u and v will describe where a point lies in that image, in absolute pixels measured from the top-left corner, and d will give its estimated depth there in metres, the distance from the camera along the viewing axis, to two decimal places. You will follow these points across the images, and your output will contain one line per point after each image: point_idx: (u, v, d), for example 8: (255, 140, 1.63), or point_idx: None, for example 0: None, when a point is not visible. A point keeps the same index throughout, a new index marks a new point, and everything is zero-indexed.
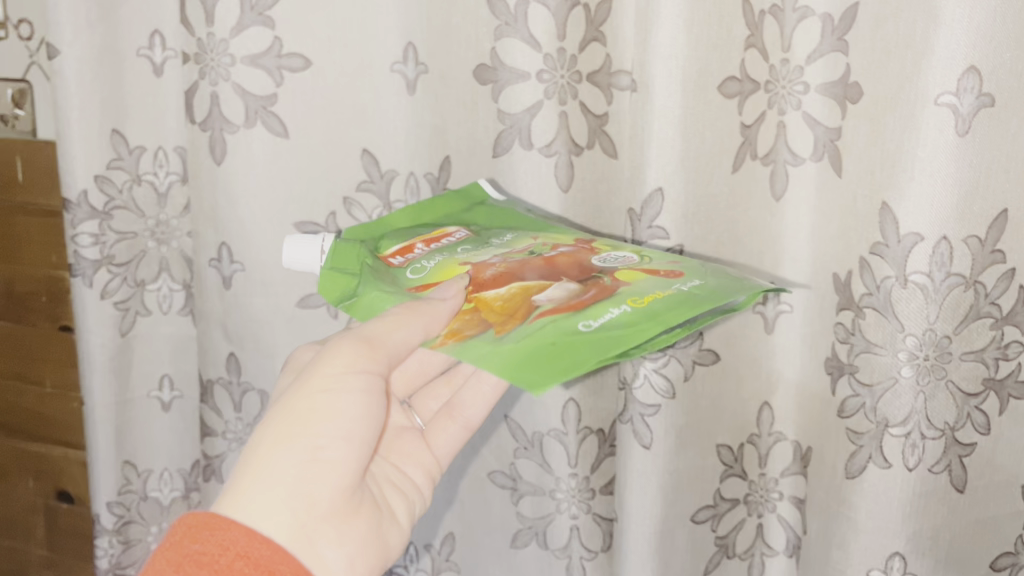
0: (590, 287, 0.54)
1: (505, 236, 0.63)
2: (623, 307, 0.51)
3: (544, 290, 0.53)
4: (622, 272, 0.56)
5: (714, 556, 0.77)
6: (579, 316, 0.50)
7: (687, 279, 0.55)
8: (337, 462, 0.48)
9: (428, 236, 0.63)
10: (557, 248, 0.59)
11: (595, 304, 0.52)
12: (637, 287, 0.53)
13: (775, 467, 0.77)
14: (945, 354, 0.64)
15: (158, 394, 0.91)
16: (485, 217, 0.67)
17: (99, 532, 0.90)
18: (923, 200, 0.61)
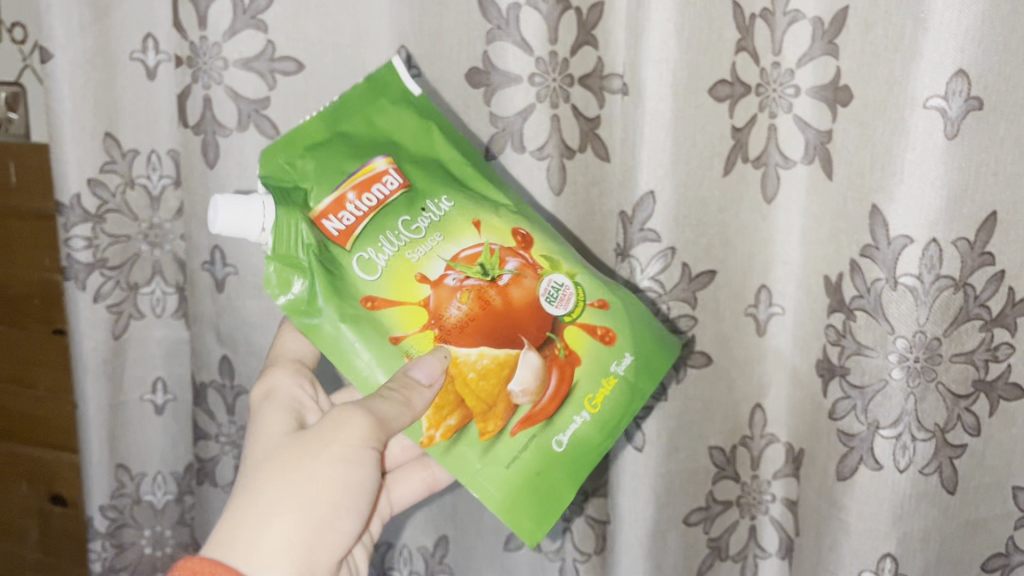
0: (551, 365, 0.56)
1: (443, 199, 0.58)
2: (585, 414, 0.57)
3: (514, 373, 0.56)
4: (570, 328, 0.57)
5: (706, 559, 0.77)
6: (550, 429, 0.56)
7: (620, 350, 0.58)
8: (338, 529, 0.51)
9: (358, 176, 0.57)
10: (506, 257, 0.57)
11: (562, 408, 0.56)
12: (590, 371, 0.57)
13: (767, 469, 0.77)
14: (936, 356, 0.65)
15: (152, 397, 0.91)
16: (409, 135, 0.61)
17: (92, 536, 0.90)
18: (913, 203, 0.61)
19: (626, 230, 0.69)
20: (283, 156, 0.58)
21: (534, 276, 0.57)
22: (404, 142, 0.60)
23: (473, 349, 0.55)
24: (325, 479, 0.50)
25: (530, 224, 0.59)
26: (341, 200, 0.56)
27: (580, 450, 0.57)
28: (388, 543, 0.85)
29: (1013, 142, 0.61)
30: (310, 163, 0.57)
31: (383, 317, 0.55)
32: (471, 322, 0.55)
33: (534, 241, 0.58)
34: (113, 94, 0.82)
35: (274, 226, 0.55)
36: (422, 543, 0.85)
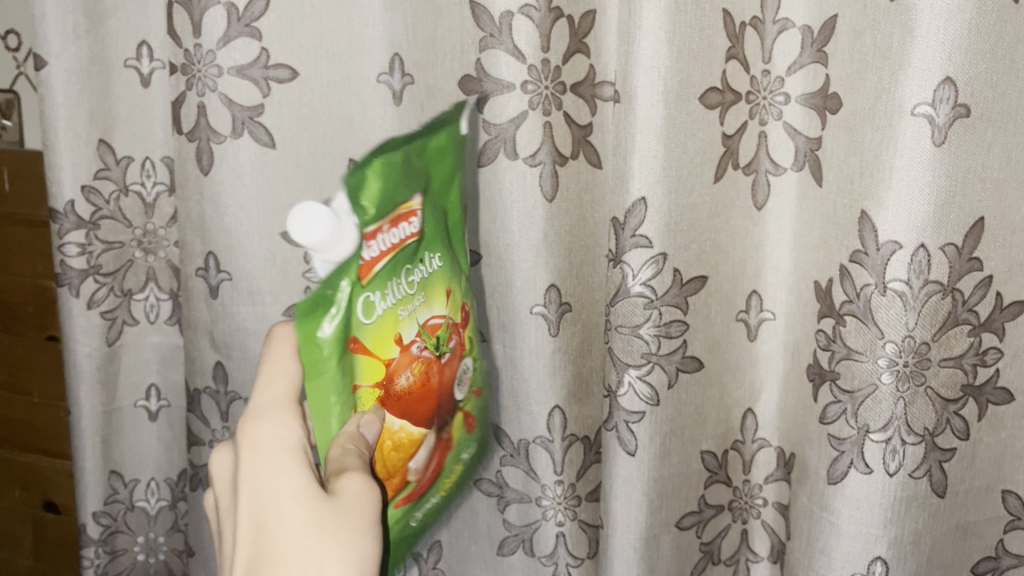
0: (435, 450, 0.62)
1: (434, 257, 0.59)
2: (434, 494, 0.64)
3: (416, 452, 0.59)
4: (458, 413, 0.65)
5: (699, 562, 0.78)
6: (414, 507, 0.62)
7: (469, 441, 0.68)
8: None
9: (399, 210, 0.54)
10: (450, 339, 0.61)
11: (423, 494, 0.62)
12: (455, 455, 0.66)
13: (759, 474, 0.78)
14: (925, 361, 0.65)
15: (146, 403, 0.91)
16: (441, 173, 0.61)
17: (85, 542, 0.89)
18: (901, 210, 0.62)
19: (617, 236, 0.69)
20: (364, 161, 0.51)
21: (457, 357, 0.62)
22: (433, 180, 0.59)
23: (399, 420, 0.56)
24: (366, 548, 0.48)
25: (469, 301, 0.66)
26: (379, 232, 0.52)
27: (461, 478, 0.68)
28: None
29: (1000, 148, 0.62)
30: (375, 179, 0.51)
31: (356, 363, 0.53)
32: (410, 394, 0.57)
33: (469, 320, 0.65)
34: (108, 101, 0.82)
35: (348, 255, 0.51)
36: None
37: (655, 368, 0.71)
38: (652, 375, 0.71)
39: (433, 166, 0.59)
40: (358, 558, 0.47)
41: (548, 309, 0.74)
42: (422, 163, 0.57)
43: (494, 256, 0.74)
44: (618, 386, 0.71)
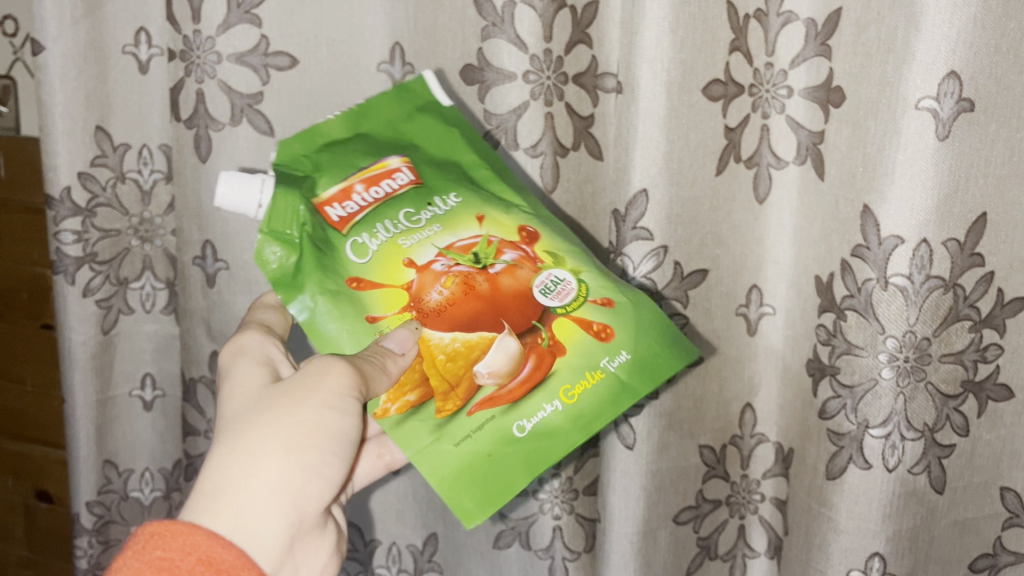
0: (528, 351, 0.55)
1: (450, 196, 0.59)
2: (555, 402, 0.55)
3: (484, 356, 0.55)
4: (562, 320, 0.56)
5: (696, 557, 0.78)
6: (511, 414, 0.55)
7: (615, 347, 0.56)
8: (329, 479, 0.50)
9: (371, 170, 0.59)
10: (500, 255, 0.57)
11: (530, 397, 0.55)
12: (573, 361, 0.55)
13: (757, 469, 0.78)
14: (925, 356, 0.65)
15: (141, 393, 0.91)
16: (431, 141, 0.63)
17: (78, 532, 0.89)
18: (904, 203, 0.62)
19: (618, 228, 0.69)
20: (298, 147, 0.61)
21: (531, 268, 0.57)
22: (424, 147, 0.63)
23: (446, 332, 0.55)
24: (309, 427, 0.49)
25: (540, 225, 0.59)
26: (348, 190, 0.59)
27: (613, 392, 0.55)
28: (377, 540, 0.86)
29: (1004, 143, 0.62)
30: (324, 158, 0.61)
31: (366, 298, 0.56)
32: (450, 307, 0.55)
33: (539, 237, 0.58)
34: (106, 88, 0.82)
35: (271, 204, 0.58)
36: (411, 541, 0.85)
37: None
38: None
39: (428, 140, 0.63)
40: (295, 431, 0.49)
41: None
42: (399, 139, 0.63)
43: None
44: None
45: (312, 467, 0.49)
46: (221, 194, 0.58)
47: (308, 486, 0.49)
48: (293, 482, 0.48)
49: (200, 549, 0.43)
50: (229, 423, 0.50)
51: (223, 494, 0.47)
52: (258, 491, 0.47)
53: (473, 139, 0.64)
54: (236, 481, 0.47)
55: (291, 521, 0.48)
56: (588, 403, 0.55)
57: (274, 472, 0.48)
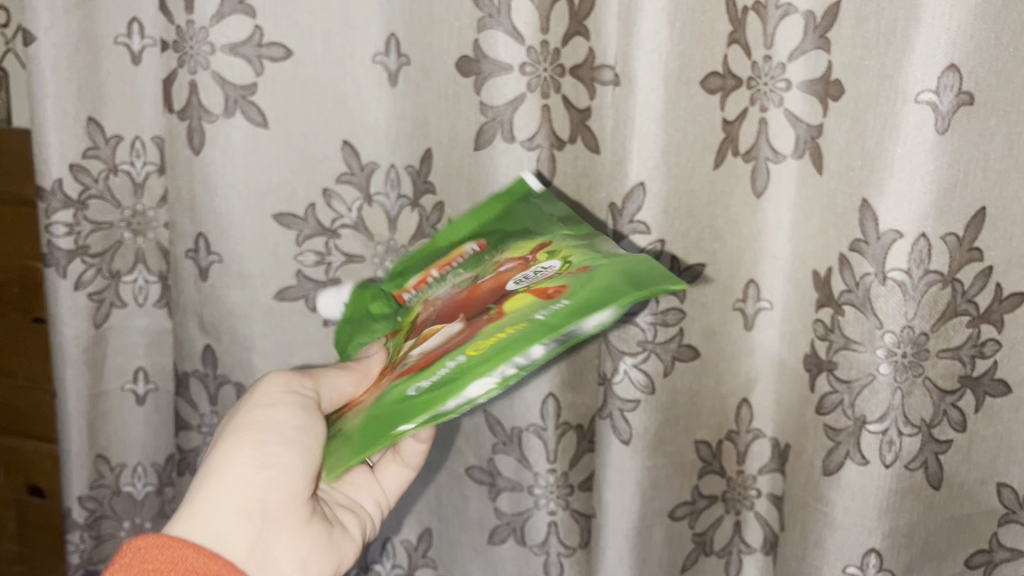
0: (468, 325, 0.51)
1: (499, 254, 0.61)
2: (461, 355, 0.47)
3: (427, 342, 0.53)
4: (518, 296, 0.51)
5: (692, 553, 0.78)
6: (418, 377, 0.48)
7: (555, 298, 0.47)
8: (284, 465, 0.51)
9: (447, 258, 0.65)
10: (500, 270, 0.57)
11: (443, 356, 0.48)
12: (506, 320, 0.48)
13: (753, 465, 0.77)
14: (923, 352, 0.64)
15: (133, 387, 0.90)
16: (517, 222, 0.64)
17: (70, 527, 0.88)
18: (902, 197, 0.61)
19: (615, 222, 0.68)
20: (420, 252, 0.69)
21: (519, 268, 0.56)
22: (508, 230, 0.64)
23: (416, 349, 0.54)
24: (244, 432, 0.52)
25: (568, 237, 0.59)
26: (425, 276, 0.65)
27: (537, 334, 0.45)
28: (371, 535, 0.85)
29: (1004, 137, 0.61)
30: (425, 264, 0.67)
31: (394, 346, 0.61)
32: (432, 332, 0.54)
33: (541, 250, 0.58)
34: (98, 79, 0.81)
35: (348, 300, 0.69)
36: (406, 536, 0.85)
37: (651, 356, 0.71)
38: (648, 362, 0.70)
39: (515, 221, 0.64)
40: (233, 438, 0.52)
41: None
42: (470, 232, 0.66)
43: None
44: (613, 372, 0.70)
45: (257, 458, 0.51)
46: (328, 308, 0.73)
47: (265, 478, 0.50)
48: (243, 477, 0.50)
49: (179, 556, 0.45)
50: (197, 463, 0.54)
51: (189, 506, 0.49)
52: (211, 494, 0.49)
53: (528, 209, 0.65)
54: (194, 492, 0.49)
55: (252, 513, 0.49)
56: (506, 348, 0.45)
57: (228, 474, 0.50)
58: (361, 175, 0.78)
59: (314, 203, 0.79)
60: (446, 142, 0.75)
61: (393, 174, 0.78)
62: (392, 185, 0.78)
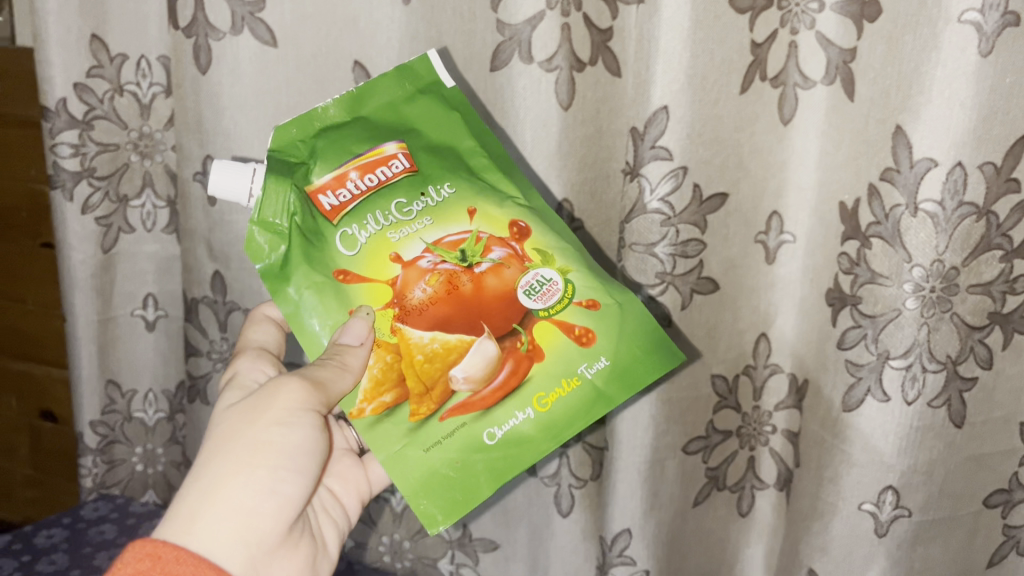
0: (509, 358, 0.56)
1: (444, 185, 0.59)
2: (529, 410, 0.56)
3: (462, 359, 0.56)
4: (543, 322, 0.57)
5: (704, 488, 0.77)
6: (477, 421, 0.55)
7: (596, 353, 0.57)
8: (291, 498, 0.51)
9: (367, 157, 0.58)
10: (389, 178, 0.58)
11: (499, 407, 0.56)
12: (541, 373, 0.56)
13: (770, 401, 0.76)
14: (952, 287, 0.62)
15: (143, 313, 0.90)
16: (436, 126, 0.61)
17: (82, 451, 0.91)
18: (939, 124, 0.59)
19: (636, 147, 0.66)
20: (294, 132, 0.59)
21: (519, 268, 0.57)
22: (425, 133, 0.61)
23: (426, 332, 0.56)
24: (259, 444, 0.51)
25: (532, 218, 0.59)
26: (344, 177, 0.58)
27: (515, 448, 0.55)
28: None
29: None
30: (320, 144, 0.59)
31: (352, 291, 0.57)
32: (432, 305, 0.56)
33: (530, 234, 0.58)
34: None
35: (263, 194, 0.58)
36: None
37: (669, 289, 0.70)
38: (664, 296, 0.70)
39: (377, 94, 0.61)
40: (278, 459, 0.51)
41: None
42: (398, 122, 0.61)
43: None
44: None
45: (272, 484, 0.50)
46: (212, 184, 0.58)
47: (259, 507, 0.49)
48: (248, 506, 0.49)
49: (174, 562, 0.44)
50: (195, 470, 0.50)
51: (188, 507, 0.48)
52: (212, 515, 0.48)
53: (474, 123, 0.62)
54: (194, 497, 0.48)
55: (248, 545, 0.48)
56: (495, 465, 0.55)
57: (230, 499, 0.49)
58: None
59: None
60: (462, 63, 0.71)
61: None
62: None
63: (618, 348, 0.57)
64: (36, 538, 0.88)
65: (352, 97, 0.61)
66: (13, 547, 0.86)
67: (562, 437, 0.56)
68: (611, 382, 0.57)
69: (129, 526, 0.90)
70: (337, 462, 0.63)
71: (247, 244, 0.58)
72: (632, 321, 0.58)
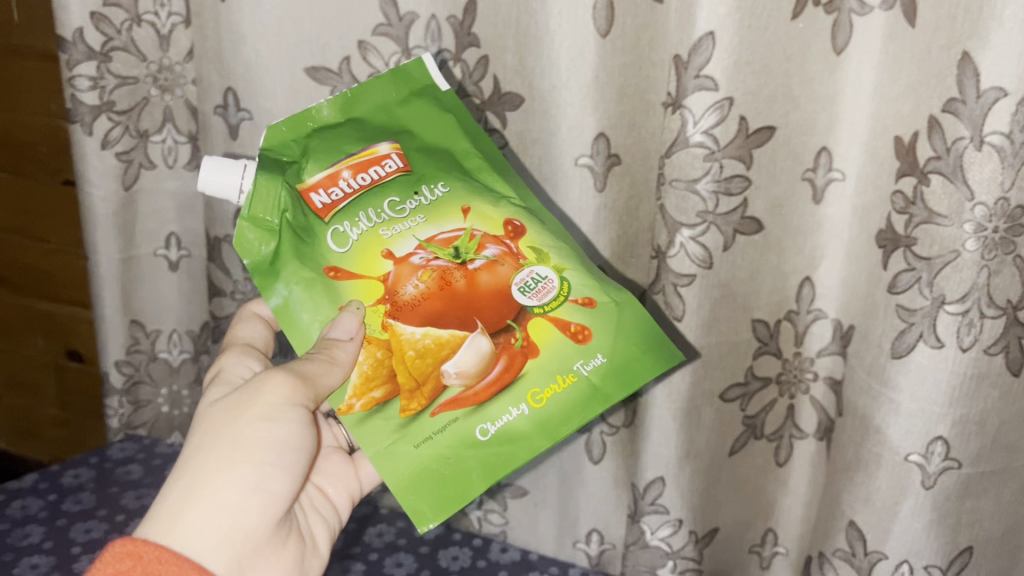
0: (502, 354, 0.56)
1: (438, 184, 0.60)
2: (523, 406, 0.56)
3: (455, 355, 0.56)
4: (538, 319, 0.57)
5: (741, 437, 0.75)
6: (470, 418, 0.56)
7: (592, 350, 0.57)
8: (275, 493, 0.54)
9: (360, 156, 0.60)
10: (380, 178, 0.60)
11: (493, 403, 0.56)
12: (536, 369, 0.56)
13: (812, 347, 0.72)
14: (1017, 228, 0.58)
15: (166, 252, 0.88)
16: (429, 129, 0.63)
17: (109, 391, 0.93)
18: (1009, 50, 0.55)
19: (679, 76, 0.62)
20: (287, 131, 0.61)
21: (513, 265, 0.58)
22: (419, 134, 0.63)
23: (418, 327, 0.56)
24: (244, 441, 0.53)
25: (527, 218, 0.60)
26: (335, 175, 0.59)
27: (509, 445, 0.55)
28: None
29: None
30: (313, 142, 0.61)
31: (343, 287, 0.58)
32: (424, 301, 0.57)
33: (525, 232, 0.59)
34: None
35: (253, 189, 0.59)
36: None
37: (711, 228, 0.66)
38: (707, 236, 0.66)
39: (371, 95, 0.63)
40: (262, 456, 0.53)
41: (595, 161, 0.68)
42: (390, 124, 0.62)
43: (538, 99, 0.68)
44: (668, 246, 0.67)
45: (256, 480, 0.53)
46: (203, 181, 0.60)
47: (242, 504, 0.52)
48: (231, 503, 0.51)
49: (157, 561, 0.46)
50: (181, 466, 0.52)
51: (172, 504, 0.50)
52: (196, 511, 0.50)
53: (468, 124, 0.64)
54: (178, 494, 0.51)
55: (231, 542, 0.51)
56: (488, 462, 0.55)
57: (214, 496, 0.51)
58: (399, 27, 0.70)
59: (349, 56, 0.72)
60: None
61: (434, 25, 0.70)
62: (433, 39, 0.70)
63: (614, 347, 0.58)
64: (62, 479, 0.87)
65: (346, 98, 0.63)
66: (39, 486, 0.86)
67: (557, 434, 0.55)
68: (607, 379, 0.57)
69: (154, 467, 0.90)
70: (327, 459, 0.64)
71: (238, 241, 0.59)
72: (629, 318, 0.59)
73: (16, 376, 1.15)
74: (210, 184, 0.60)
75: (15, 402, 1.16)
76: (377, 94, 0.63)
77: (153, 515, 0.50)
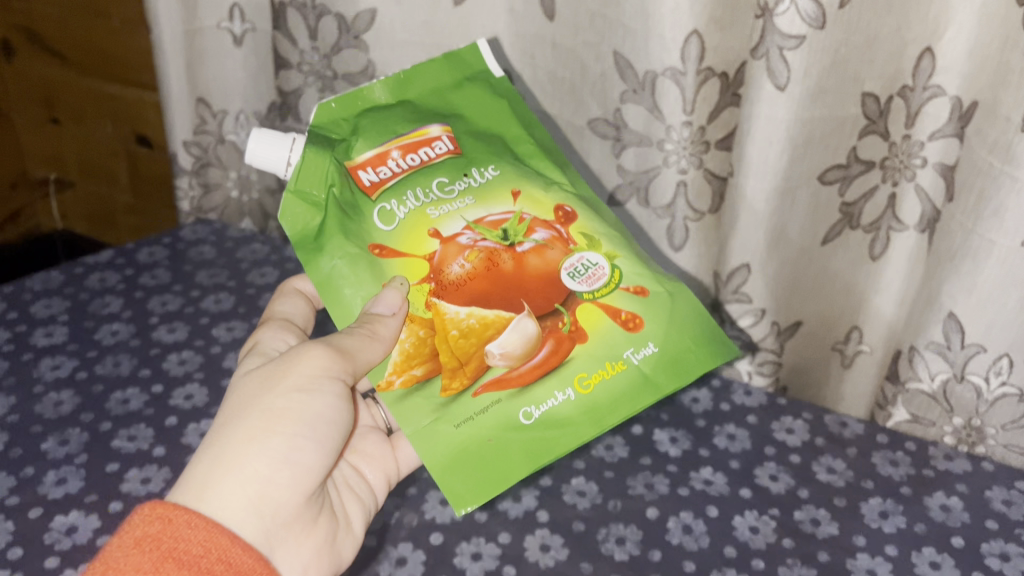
0: (548, 336, 0.59)
1: (487, 168, 0.65)
2: (569, 390, 0.58)
3: (500, 335, 0.58)
4: (587, 305, 0.60)
5: (835, 226, 0.69)
6: (512, 400, 0.58)
7: (642, 338, 0.60)
8: (306, 465, 0.54)
9: (410, 138, 0.64)
10: (431, 161, 0.63)
11: (537, 386, 0.58)
12: (585, 352, 0.59)
13: (924, 128, 0.64)
14: None
15: (230, 26, 0.83)
16: (479, 114, 0.68)
17: (179, 172, 0.93)
18: None
19: None
20: (338, 110, 0.64)
21: (562, 250, 0.62)
22: (469, 119, 0.67)
23: (463, 307, 0.59)
24: (277, 411, 0.53)
25: (577, 205, 0.65)
26: (385, 154, 0.63)
27: (552, 430, 0.57)
28: None
29: None
30: (362, 122, 0.64)
31: (389, 265, 0.61)
32: (470, 280, 0.60)
33: (575, 218, 0.64)
34: None
35: (301, 163, 0.62)
36: None
37: None
38: None
39: (423, 80, 0.67)
40: (294, 428, 0.53)
41: None
42: (443, 109, 0.67)
43: None
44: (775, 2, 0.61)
45: (287, 452, 0.53)
46: (251, 153, 0.63)
47: (271, 478, 0.52)
48: (261, 475, 0.52)
49: (185, 525, 0.48)
50: (215, 435, 0.53)
51: (202, 473, 0.51)
52: (223, 482, 0.51)
53: (519, 111, 0.69)
54: (209, 464, 0.51)
55: (259, 514, 0.51)
56: (529, 444, 0.57)
57: (242, 467, 0.51)
58: None
59: None
60: None
61: None
62: None
63: (665, 338, 0.61)
64: (138, 256, 0.88)
65: (400, 79, 0.67)
66: (116, 262, 0.86)
67: (603, 421, 0.57)
68: (655, 365, 0.60)
69: (227, 248, 0.90)
70: (364, 438, 0.63)
71: (284, 211, 0.62)
72: (674, 310, 0.62)
73: (92, 161, 1.16)
74: (258, 158, 0.63)
75: (93, 186, 1.19)
76: (431, 75, 0.67)
77: (183, 482, 0.51)
